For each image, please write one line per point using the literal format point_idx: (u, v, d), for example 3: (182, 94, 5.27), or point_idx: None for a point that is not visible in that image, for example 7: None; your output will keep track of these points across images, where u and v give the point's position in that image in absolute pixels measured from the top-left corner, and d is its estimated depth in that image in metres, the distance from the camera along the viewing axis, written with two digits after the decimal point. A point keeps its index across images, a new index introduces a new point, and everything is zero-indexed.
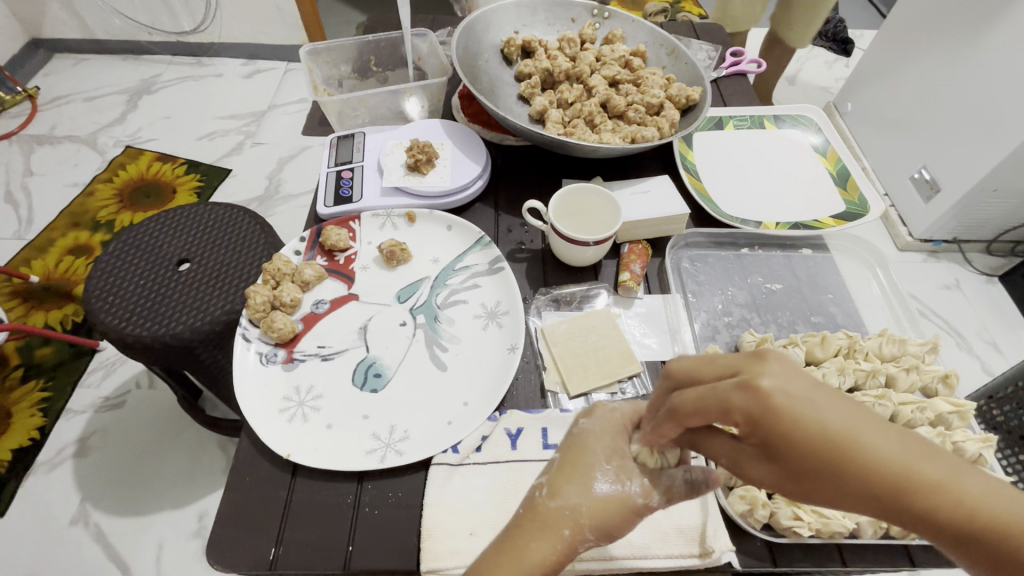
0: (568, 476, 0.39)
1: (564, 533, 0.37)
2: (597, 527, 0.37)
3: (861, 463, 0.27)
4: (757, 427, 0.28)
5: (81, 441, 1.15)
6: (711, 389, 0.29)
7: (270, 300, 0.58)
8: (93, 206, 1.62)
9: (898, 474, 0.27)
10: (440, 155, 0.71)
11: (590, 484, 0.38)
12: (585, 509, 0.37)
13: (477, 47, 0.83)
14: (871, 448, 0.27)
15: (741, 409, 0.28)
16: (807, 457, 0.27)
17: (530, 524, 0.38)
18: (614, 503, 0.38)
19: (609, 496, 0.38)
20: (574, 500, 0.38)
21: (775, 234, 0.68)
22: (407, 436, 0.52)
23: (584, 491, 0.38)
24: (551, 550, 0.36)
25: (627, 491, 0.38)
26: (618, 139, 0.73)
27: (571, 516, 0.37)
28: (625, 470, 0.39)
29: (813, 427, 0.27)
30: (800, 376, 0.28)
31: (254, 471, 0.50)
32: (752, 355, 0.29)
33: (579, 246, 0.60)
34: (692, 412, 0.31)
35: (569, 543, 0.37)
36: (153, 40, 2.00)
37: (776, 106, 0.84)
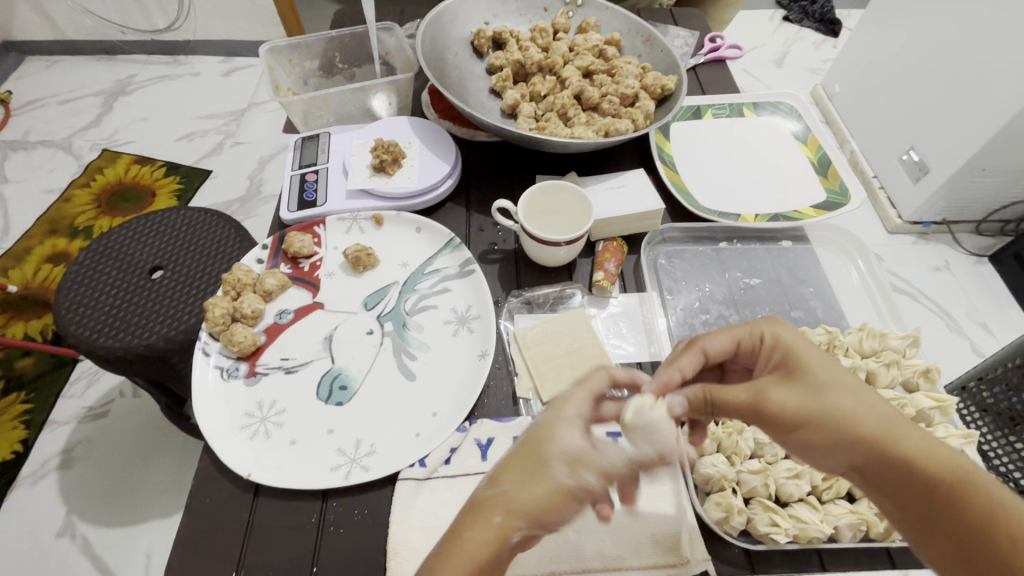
0: (505, 467, 0.38)
1: (494, 519, 0.36)
2: (526, 512, 0.36)
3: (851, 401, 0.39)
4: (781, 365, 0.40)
5: (66, 453, 1.13)
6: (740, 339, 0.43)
7: (230, 312, 0.56)
8: (70, 212, 1.58)
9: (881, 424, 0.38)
10: (407, 154, 0.69)
11: (528, 474, 0.37)
12: (513, 495, 0.36)
13: (445, 40, 0.80)
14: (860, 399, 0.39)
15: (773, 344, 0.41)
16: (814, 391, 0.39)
17: (467, 513, 0.37)
18: (545, 492, 0.36)
19: (541, 482, 0.37)
20: (504, 488, 0.37)
21: (753, 226, 0.66)
22: (373, 450, 0.50)
23: (518, 482, 0.37)
24: (480, 536, 0.36)
25: (565, 482, 0.36)
26: (592, 133, 0.71)
27: (502, 503, 0.37)
28: (562, 456, 0.37)
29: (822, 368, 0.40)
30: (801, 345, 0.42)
31: (214, 492, 0.48)
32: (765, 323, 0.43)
33: (550, 247, 0.58)
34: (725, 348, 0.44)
35: (501, 532, 0.36)
36: (126, 39, 1.95)
37: (754, 94, 0.82)
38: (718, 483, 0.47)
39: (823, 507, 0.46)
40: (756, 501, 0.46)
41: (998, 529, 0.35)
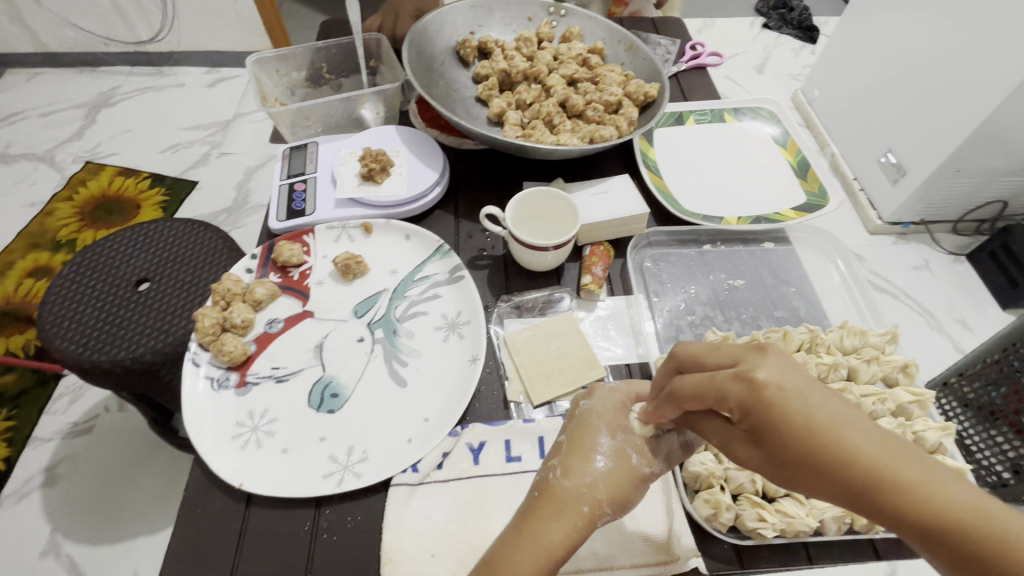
0: (576, 456, 0.41)
1: (583, 508, 0.39)
2: (610, 495, 0.40)
3: (834, 452, 0.28)
4: (748, 412, 0.30)
5: (50, 470, 1.11)
6: (712, 376, 0.32)
7: (220, 322, 0.56)
8: (53, 225, 1.56)
9: (881, 470, 0.28)
10: (395, 163, 0.69)
11: (593, 457, 0.41)
12: (600, 484, 0.40)
13: (431, 50, 0.81)
14: (852, 443, 0.28)
15: (736, 397, 0.31)
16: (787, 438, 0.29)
17: (547, 503, 0.39)
18: (623, 477, 0.40)
19: (618, 464, 0.41)
20: (587, 478, 0.40)
21: (736, 229, 0.68)
22: (366, 457, 0.50)
23: (592, 467, 0.41)
24: (578, 522, 0.39)
25: (637, 465, 0.41)
26: (577, 140, 0.72)
27: (588, 492, 0.39)
28: (631, 446, 0.41)
29: (800, 419, 0.29)
30: (796, 372, 0.30)
31: (206, 503, 0.48)
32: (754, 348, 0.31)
33: (539, 252, 0.59)
34: (690, 395, 0.34)
35: (590, 518, 0.39)
36: (109, 51, 1.94)
37: (734, 99, 0.84)
38: (707, 480, 0.48)
39: (809, 502, 0.47)
40: (744, 497, 0.47)
41: None
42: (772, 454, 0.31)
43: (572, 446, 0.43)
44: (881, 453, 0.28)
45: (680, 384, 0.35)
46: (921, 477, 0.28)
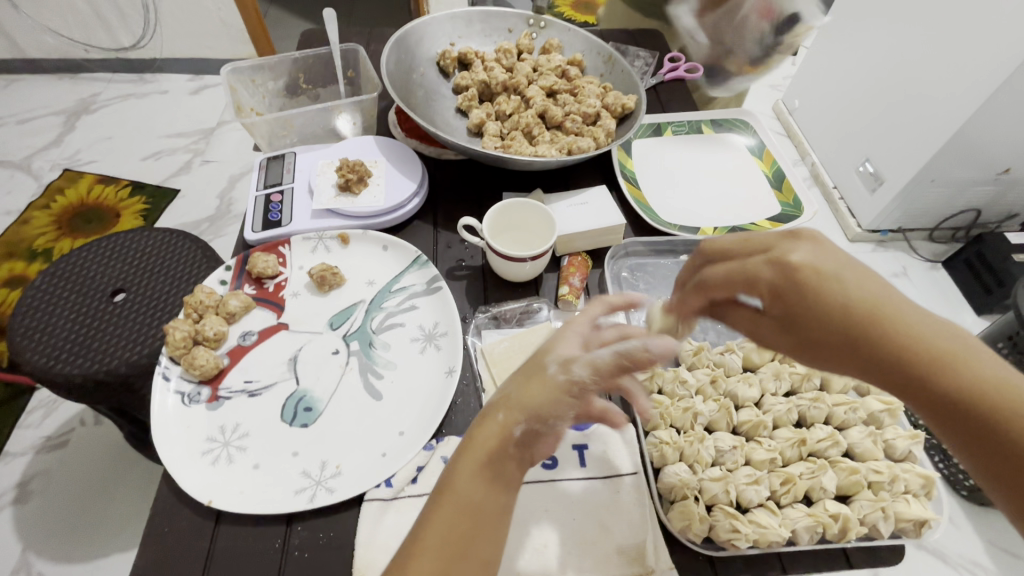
0: (515, 380, 0.41)
1: (496, 415, 0.39)
2: (529, 413, 0.38)
3: (868, 311, 0.34)
4: (777, 292, 0.37)
5: (21, 487, 1.08)
6: (744, 265, 0.40)
7: (191, 335, 0.55)
8: (29, 234, 1.54)
9: (911, 332, 0.34)
10: (373, 173, 0.69)
11: (523, 376, 0.41)
12: (511, 392, 0.40)
13: (412, 60, 0.82)
14: (889, 311, 0.34)
15: (767, 279, 0.38)
16: (819, 311, 0.36)
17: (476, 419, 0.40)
18: (542, 388, 0.39)
19: (549, 377, 0.39)
20: (512, 398, 0.39)
21: (712, 239, 0.68)
22: (339, 472, 0.49)
23: (518, 383, 0.40)
24: (505, 442, 0.39)
25: (569, 380, 0.39)
26: (555, 151, 0.73)
27: (502, 400, 0.40)
28: (556, 360, 0.40)
29: (830, 294, 0.35)
30: (824, 255, 0.37)
31: (174, 520, 0.47)
32: (788, 238, 0.38)
33: (516, 263, 0.59)
34: (720, 283, 0.41)
35: (501, 425, 0.39)
36: (89, 57, 1.92)
37: (712, 110, 0.85)
38: (682, 491, 0.48)
39: (782, 511, 0.48)
40: (718, 508, 0.47)
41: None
42: (811, 330, 0.37)
43: (519, 373, 0.41)
44: (914, 318, 0.34)
45: (709, 274, 0.42)
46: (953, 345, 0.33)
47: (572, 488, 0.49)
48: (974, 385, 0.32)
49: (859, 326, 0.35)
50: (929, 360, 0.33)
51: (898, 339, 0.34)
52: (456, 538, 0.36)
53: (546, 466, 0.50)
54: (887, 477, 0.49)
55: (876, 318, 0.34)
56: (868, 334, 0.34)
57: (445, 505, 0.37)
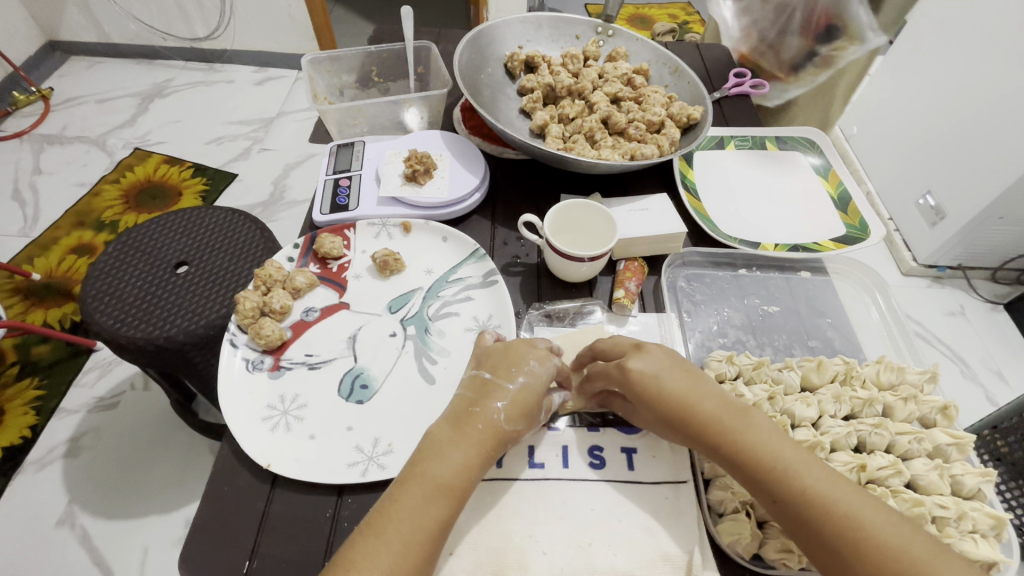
0: (490, 389, 0.47)
1: (479, 426, 0.45)
2: (510, 412, 0.46)
3: (705, 422, 0.45)
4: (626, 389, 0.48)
5: (73, 441, 1.26)
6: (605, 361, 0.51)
7: (259, 306, 0.58)
8: (98, 206, 1.66)
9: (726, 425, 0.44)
10: (438, 166, 0.71)
11: (505, 392, 0.47)
12: (502, 409, 0.46)
13: (481, 61, 0.84)
14: (705, 410, 0.45)
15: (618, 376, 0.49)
16: (660, 403, 0.46)
17: (458, 426, 0.45)
18: (525, 409, 0.47)
19: (518, 376, 0.48)
20: (496, 406, 0.46)
21: (773, 255, 0.67)
22: (390, 450, 0.51)
23: (503, 397, 0.46)
24: (482, 435, 0.45)
25: (537, 393, 0.48)
26: (618, 156, 0.73)
27: (490, 416, 0.46)
28: (535, 382, 0.48)
29: (665, 392, 0.46)
30: (659, 364, 0.48)
31: (232, 481, 0.49)
32: (636, 348, 0.49)
33: (574, 262, 0.60)
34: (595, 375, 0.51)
35: (487, 438, 0.45)
36: (166, 45, 2.05)
37: (777, 128, 0.84)
38: (733, 504, 0.47)
39: None
40: (771, 526, 0.47)
41: (844, 529, 0.38)
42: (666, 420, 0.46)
43: (492, 372, 0.48)
44: (724, 413, 0.45)
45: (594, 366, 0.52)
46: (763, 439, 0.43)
47: (619, 490, 0.49)
48: (788, 473, 0.41)
49: (690, 422, 0.45)
50: (758, 466, 0.42)
51: (723, 433, 0.44)
52: (437, 518, 0.41)
53: (594, 466, 0.50)
54: (954, 513, 0.46)
55: (698, 419, 0.45)
56: (698, 426, 0.45)
57: (429, 490, 0.42)
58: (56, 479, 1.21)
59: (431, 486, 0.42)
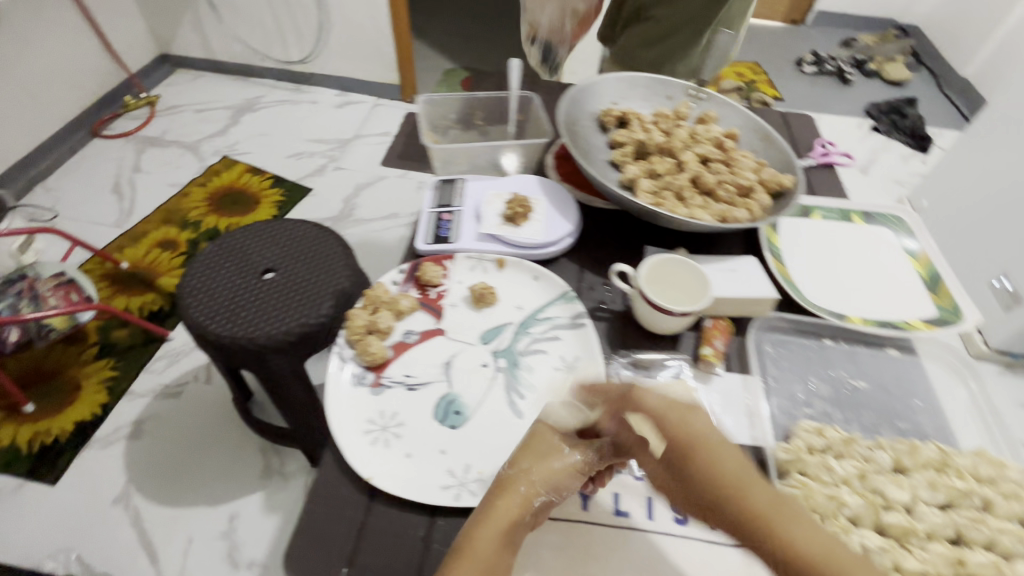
0: (524, 449, 0.50)
1: (520, 489, 0.47)
2: (543, 474, 0.48)
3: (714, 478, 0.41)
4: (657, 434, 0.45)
5: (137, 424, 1.33)
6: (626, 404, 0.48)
7: (367, 324, 0.62)
8: (185, 206, 1.79)
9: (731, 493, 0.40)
10: (534, 209, 0.75)
11: (539, 455, 0.49)
12: (533, 470, 0.48)
13: (578, 113, 0.88)
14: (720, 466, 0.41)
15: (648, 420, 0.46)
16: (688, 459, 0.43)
17: (497, 490, 0.47)
18: (559, 468, 0.49)
19: (541, 444, 0.50)
20: (526, 465, 0.48)
21: (861, 329, 0.67)
22: (481, 477, 0.53)
23: (536, 460, 0.49)
24: (515, 497, 0.47)
25: (573, 457, 0.50)
26: (708, 216, 0.76)
27: (524, 478, 0.48)
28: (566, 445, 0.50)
29: (692, 447, 0.43)
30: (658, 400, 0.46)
31: (334, 488, 0.52)
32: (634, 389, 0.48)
33: (665, 314, 0.62)
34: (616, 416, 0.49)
35: (527, 498, 0.47)
36: (262, 65, 2.23)
37: (865, 202, 0.85)
38: None
39: None
40: None
41: None
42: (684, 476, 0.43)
43: (515, 449, 0.51)
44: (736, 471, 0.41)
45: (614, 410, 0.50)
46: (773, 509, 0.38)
47: (704, 550, 0.49)
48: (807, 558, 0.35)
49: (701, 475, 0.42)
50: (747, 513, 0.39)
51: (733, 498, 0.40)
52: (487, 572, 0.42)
53: (678, 521, 0.51)
54: None
55: (704, 471, 0.41)
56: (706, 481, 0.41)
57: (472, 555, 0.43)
58: (118, 459, 1.28)
59: (501, 522, 0.45)
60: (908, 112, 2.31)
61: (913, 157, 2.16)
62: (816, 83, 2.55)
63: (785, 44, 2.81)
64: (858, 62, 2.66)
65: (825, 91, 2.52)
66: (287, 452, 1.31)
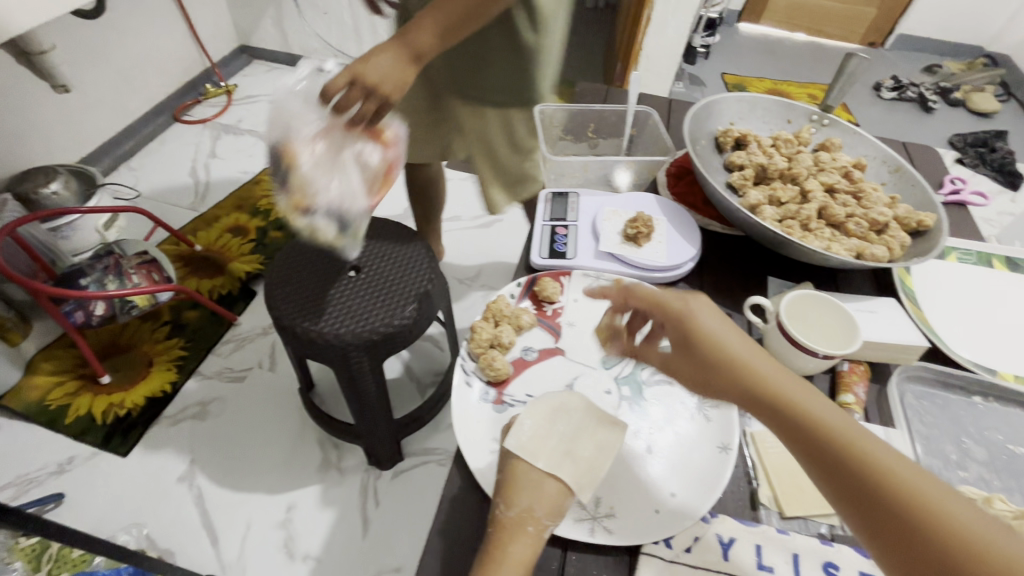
0: (513, 487, 0.45)
1: (528, 530, 0.44)
2: (543, 505, 0.45)
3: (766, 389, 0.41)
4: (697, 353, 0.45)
5: (204, 405, 1.36)
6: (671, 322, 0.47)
7: (491, 338, 0.61)
8: (257, 194, 1.84)
9: (788, 401, 0.41)
10: (656, 229, 0.72)
11: (528, 488, 0.45)
12: (535, 506, 0.44)
13: (696, 132, 0.85)
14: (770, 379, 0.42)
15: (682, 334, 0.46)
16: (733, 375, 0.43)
17: (500, 536, 0.44)
18: (551, 490, 0.45)
19: (530, 477, 0.46)
20: (525, 504, 0.44)
21: (1015, 388, 0.61)
22: (613, 513, 0.50)
23: (527, 494, 0.45)
24: (518, 539, 0.43)
25: (557, 476, 0.46)
26: (842, 251, 0.71)
27: (526, 516, 0.44)
28: (545, 462, 0.46)
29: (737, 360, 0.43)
30: (717, 320, 0.45)
31: (461, 508, 0.50)
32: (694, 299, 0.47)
33: (806, 353, 0.58)
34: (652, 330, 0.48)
35: (536, 536, 0.44)
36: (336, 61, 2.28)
37: (1005, 247, 0.79)
38: None
39: None
40: None
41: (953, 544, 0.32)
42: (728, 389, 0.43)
43: (499, 487, 0.47)
44: (789, 386, 0.41)
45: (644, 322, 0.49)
46: (827, 412, 0.39)
47: None
48: (869, 455, 0.37)
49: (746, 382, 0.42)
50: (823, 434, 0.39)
51: (789, 405, 0.40)
52: None
53: None
54: None
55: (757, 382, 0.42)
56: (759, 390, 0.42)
57: None
58: (185, 438, 1.31)
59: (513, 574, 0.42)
60: (997, 146, 2.18)
61: (1002, 195, 2.03)
62: (895, 109, 2.44)
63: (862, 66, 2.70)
64: (942, 89, 2.53)
65: (904, 117, 2.40)
66: (345, 447, 1.31)
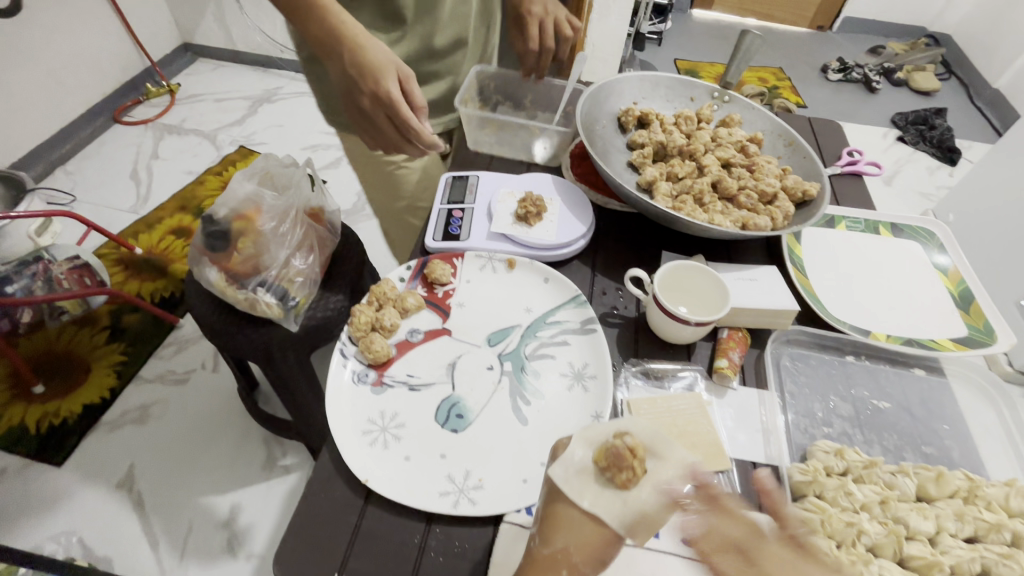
0: (553, 524, 0.43)
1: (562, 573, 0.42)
2: (580, 550, 0.42)
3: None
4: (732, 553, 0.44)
5: (144, 410, 1.33)
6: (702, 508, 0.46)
7: (372, 321, 0.61)
8: (201, 193, 1.80)
9: None
10: (548, 209, 0.73)
11: (568, 527, 0.43)
12: (574, 551, 0.42)
13: (597, 113, 0.86)
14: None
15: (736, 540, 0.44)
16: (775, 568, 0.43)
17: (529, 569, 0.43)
18: (591, 533, 0.42)
19: (569, 518, 0.43)
20: (563, 544, 0.42)
21: (885, 347, 0.64)
22: (481, 485, 0.51)
23: (568, 534, 0.43)
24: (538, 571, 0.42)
25: (599, 517, 0.42)
26: (729, 223, 0.73)
27: (562, 557, 0.42)
28: (589, 501, 0.42)
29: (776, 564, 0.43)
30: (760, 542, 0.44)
31: (329, 490, 0.51)
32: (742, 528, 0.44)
33: (678, 323, 0.60)
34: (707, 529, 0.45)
35: None
36: (283, 57, 2.25)
37: (892, 214, 0.82)
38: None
39: None
40: None
41: None
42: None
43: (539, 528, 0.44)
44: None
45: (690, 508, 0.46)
46: None
47: None
48: None
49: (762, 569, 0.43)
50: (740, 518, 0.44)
51: None
52: None
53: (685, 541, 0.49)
54: None
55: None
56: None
57: None
58: (124, 442, 1.28)
59: None
60: (936, 122, 2.24)
61: (941, 169, 2.09)
62: (842, 90, 2.49)
63: (811, 50, 2.74)
64: (886, 70, 2.58)
65: (850, 98, 2.45)
66: (290, 445, 1.30)
